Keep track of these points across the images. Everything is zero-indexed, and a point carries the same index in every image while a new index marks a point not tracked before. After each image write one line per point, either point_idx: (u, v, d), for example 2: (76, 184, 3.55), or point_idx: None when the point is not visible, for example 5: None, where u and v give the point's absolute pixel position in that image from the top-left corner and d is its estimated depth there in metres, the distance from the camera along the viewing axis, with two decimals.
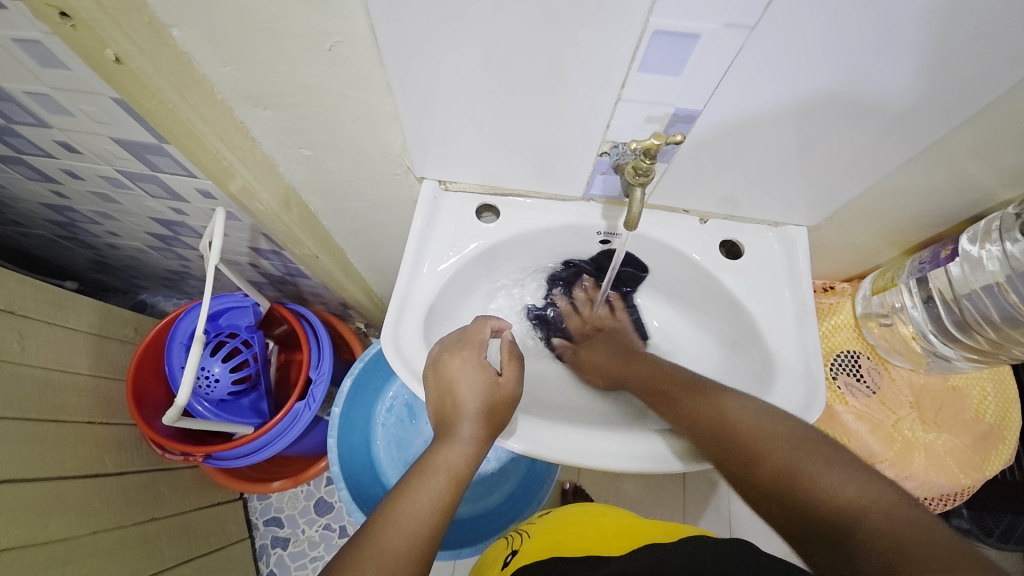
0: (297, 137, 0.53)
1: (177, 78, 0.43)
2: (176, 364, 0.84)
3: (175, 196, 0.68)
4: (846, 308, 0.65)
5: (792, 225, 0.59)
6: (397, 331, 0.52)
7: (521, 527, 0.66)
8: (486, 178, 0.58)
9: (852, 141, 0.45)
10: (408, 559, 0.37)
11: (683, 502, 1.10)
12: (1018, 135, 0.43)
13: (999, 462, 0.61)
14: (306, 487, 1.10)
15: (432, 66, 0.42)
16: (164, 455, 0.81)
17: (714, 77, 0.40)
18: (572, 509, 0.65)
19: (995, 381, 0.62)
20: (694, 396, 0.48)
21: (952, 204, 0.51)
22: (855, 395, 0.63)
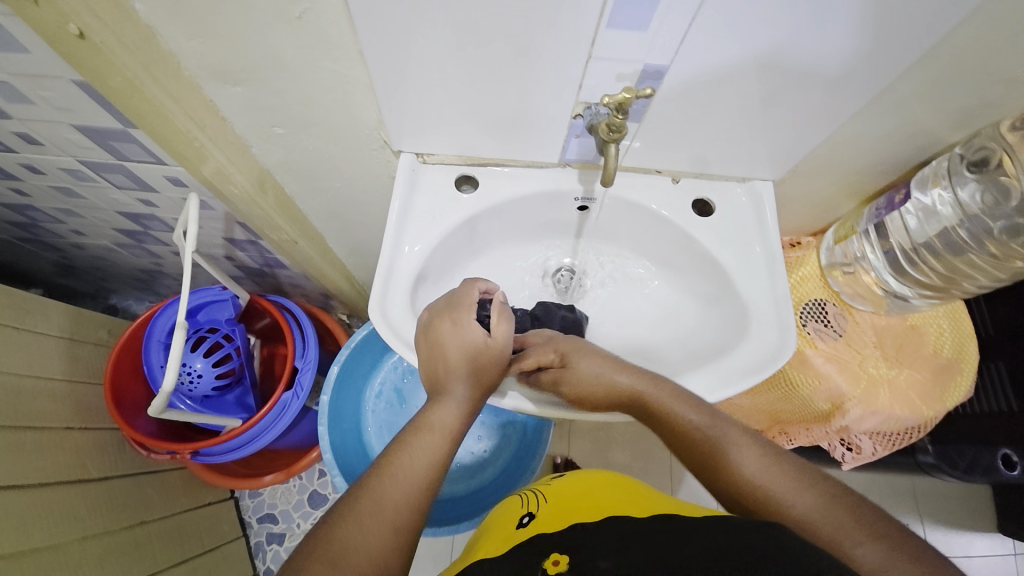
0: (270, 115, 0.53)
1: (141, 53, 0.43)
2: (155, 363, 0.82)
3: (144, 186, 0.67)
4: (811, 259, 0.69)
5: (758, 180, 0.62)
6: (384, 301, 0.53)
7: (536, 487, 0.70)
8: (463, 148, 0.58)
9: (811, 90, 0.48)
10: (405, 509, 0.39)
11: (669, 464, 1.14)
12: (959, 80, 0.46)
13: (958, 393, 0.66)
14: (298, 481, 1.10)
15: (403, 30, 0.42)
16: (149, 455, 0.80)
17: (678, 31, 0.41)
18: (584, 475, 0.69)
19: (951, 318, 0.67)
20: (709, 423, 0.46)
21: (904, 150, 0.55)
22: (823, 339, 0.66)
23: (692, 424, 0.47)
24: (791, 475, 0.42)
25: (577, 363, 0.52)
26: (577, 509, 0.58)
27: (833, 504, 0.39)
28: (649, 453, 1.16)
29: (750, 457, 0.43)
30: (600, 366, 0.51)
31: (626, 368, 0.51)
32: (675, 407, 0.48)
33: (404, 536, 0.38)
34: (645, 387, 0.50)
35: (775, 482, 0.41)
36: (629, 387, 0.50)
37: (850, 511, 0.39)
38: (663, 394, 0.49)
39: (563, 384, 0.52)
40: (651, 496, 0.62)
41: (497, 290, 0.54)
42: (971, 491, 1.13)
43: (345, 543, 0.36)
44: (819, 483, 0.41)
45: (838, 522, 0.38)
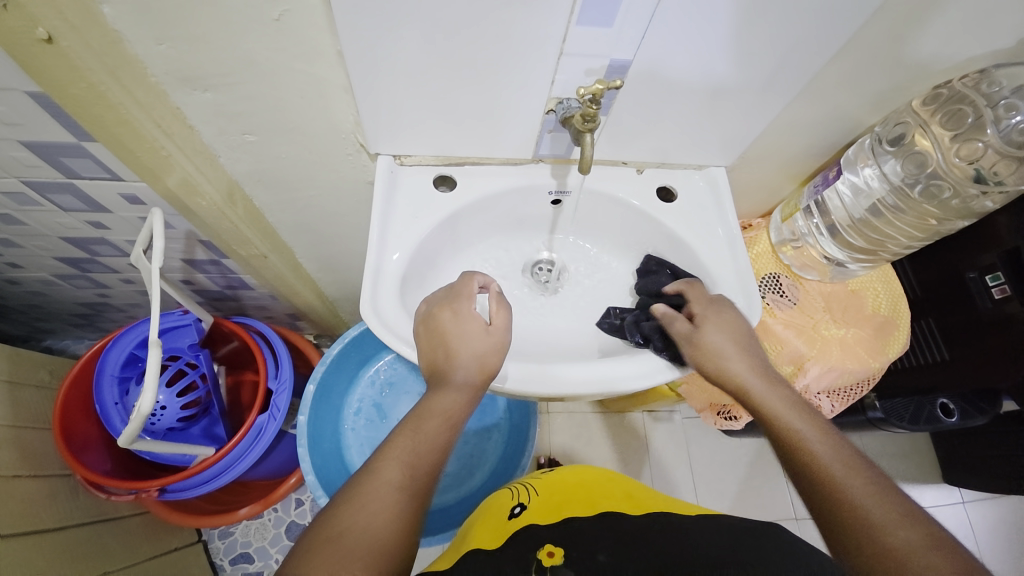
0: (240, 121, 0.52)
1: (108, 58, 0.41)
2: (109, 401, 0.76)
3: (96, 206, 0.63)
4: (763, 238, 0.76)
5: (713, 167, 0.67)
6: (376, 300, 0.53)
7: (526, 482, 0.71)
8: (440, 148, 0.60)
9: (752, 80, 0.53)
10: (411, 489, 0.42)
11: (647, 453, 1.19)
12: (873, 68, 0.53)
13: (898, 345, 0.73)
14: (274, 514, 1.04)
15: (385, 28, 0.43)
16: (110, 496, 0.73)
17: (640, 24, 0.45)
18: (575, 468, 0.72)
19: (883, 281, 0.75)
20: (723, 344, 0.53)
21: (834, 133, 0.62)
22: (781, 308, 0.73)
23: (796, 430, 0.47)
24: (894, 507, 0.40)
25: (706, 331, 0.53)
26: (573, 502, 0.61)
27: (940, 549, 0.37)
28: (628, 444, 1.20)
29: (853, 479, 0.42)
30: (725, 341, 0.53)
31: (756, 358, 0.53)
32: (785, 411, 0.49)
33: (409, 514, 0.41)
34: (758, 382, 0.51)
35: (846, 476, 0.43)
36: (704, 344, 0.53)
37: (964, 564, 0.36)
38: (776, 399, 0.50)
39: (689, 340, 0.54)
40: (640, 494, 0.64)
41: (495, 283, 0.54)
42: (914, 446, 1.25)
43: (349, 523, 0.39)
44: (926, 526, 0.39)
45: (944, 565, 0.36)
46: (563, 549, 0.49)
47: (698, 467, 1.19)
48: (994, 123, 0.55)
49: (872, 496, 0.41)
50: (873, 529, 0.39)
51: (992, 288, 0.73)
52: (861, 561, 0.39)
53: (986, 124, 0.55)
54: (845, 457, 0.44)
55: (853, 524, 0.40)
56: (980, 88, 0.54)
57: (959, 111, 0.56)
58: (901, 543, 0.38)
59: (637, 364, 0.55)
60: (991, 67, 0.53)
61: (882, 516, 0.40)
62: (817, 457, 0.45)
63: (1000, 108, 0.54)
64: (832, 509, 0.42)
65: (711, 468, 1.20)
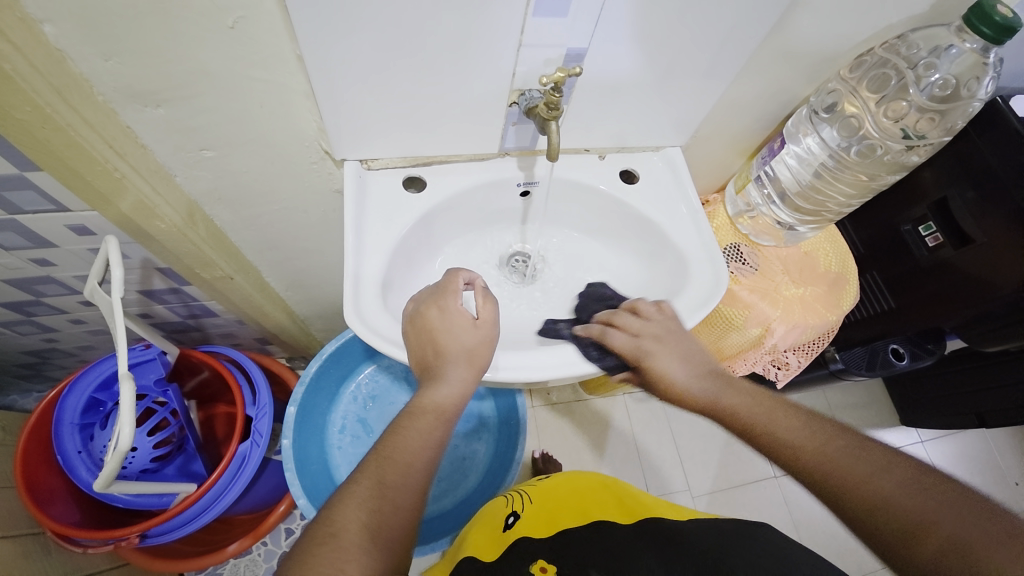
0: (196, 136, 0.50)
1: (54, 77, 0.40)
2: (71, 450, 0.71)
3: (42, 242, 0.60)
4: (720, 213, 0.80)
5: (670, 147, 0.71)
6: (358, 306, 0.53)
7: (521, 489, 0.73)
8: (407, 149, 0.60)
9: (699, 61, 0.56)
10: (407, 488, 0.43)
11: (631, 435, 1.23)
12: (804, 43, 0.58)
13: (850, 299, 0.78)
14: (263, 548, 0.99)
15: (337, 32, 0.43)
16: (86, 549, 0.68)
17: (592, 13, 0.47)
18: (566, 474, 0.73)
19: (831, 241, 0.81)
20: (682, 366, 0.53)
21: (773, 108, 0.67)
22: (744, 274, 0.77)
23: (771, 427, 0.46)
24: (880, 460, 0.42)
25: (652, 353, 0.54)
26: (565, 510, 0.62)
27: (916, 485, 0.40)
28: (611, 427, 1.23)
29: (841, 452, 0.43)
30: (679, 369, 0.53)
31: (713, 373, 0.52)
32: (749, 410, 0.48)
33: (406, 512, 0.42)
34: (721, 395, 0.50)
35: (834, 450, 0.43)
36: (664, 373, 0.53)
37: (941, 493, 0.39)
38: (742, 404, 0.49)
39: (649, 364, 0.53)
40: (636, 498, 0.64)
41: (479, 278, 0.54)
42: (871, 396, 1.35)
43: (345, 521, 0.39)
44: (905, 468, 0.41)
45: (926, 501, 0.38)
46: (555, 565, 0.51)
47: (680, 442, 1.24)
48: (915, 83, 0.60)
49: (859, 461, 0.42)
50: (853, 488, 0.40)
51: (926, 237, 0.80)
52: (884, 534, 0.39)
53: (909, 84, 0.60)
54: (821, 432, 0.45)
55: (864, 503, 0.40)
56: (900, 53, 0.59)
57: (883, 75, 0.61)
58: (899, 494, 0.39)
59: (555, 355, 0.55)
60: (908, 32, 0.59)
61: (877, 478, 0.41)
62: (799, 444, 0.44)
63: (920, 68, 0.59)
64: (808, 482, 0.43)
65: (692, 440, 1.25)
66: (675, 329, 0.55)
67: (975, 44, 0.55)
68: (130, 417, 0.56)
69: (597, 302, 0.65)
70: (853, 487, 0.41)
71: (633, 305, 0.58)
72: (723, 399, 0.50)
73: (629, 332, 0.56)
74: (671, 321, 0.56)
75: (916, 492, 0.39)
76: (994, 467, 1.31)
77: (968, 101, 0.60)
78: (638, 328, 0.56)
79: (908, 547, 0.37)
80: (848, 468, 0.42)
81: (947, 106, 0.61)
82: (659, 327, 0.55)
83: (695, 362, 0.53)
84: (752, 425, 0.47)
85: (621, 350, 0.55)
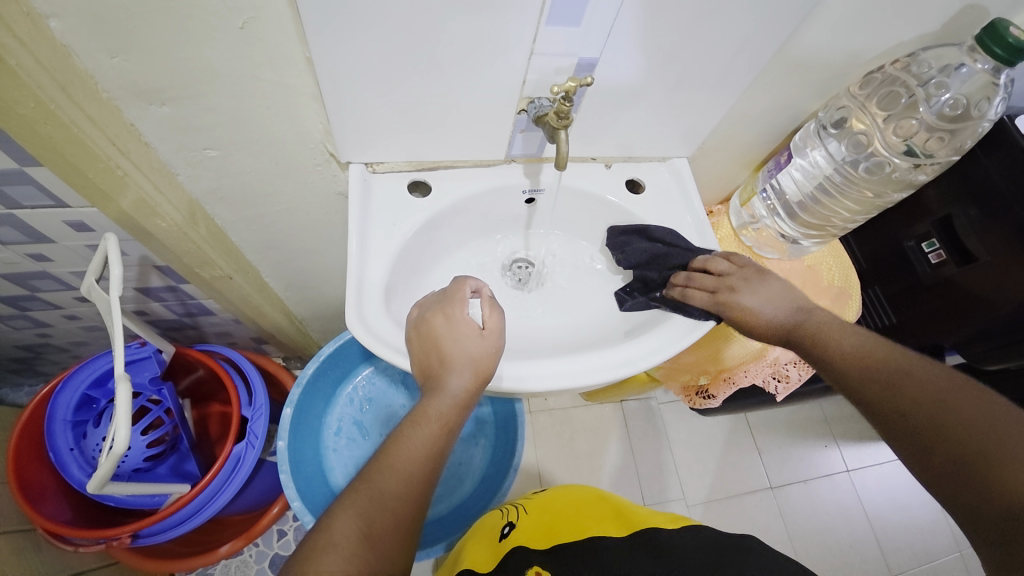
0: (200, 136, 0.49)
1: (58, 73, 0.39)
2: (63, 447, 0.70)
3: (39, 237, 0.59)
4: (725, 224, 0.80)
5: (676, 158, 0.70)
6: (361, 312, 0.52)
7: (515, 503, 0.73)
8: (412, 153, 0.60)
9: (709, 73, 0.56)
10: (405, 497, 0.42)
11: (628, 442, 1.23)
12: (816, 57, 0.57)
13: (852, 314, 0.78)
14: (255, 549, 0.98)
15: (347, 34, 0.43)
16: (77, 548, 0.68)
17: (606, 24, 0.47)
18: (559, 488, 0.73)
19: (834, 255, 0.81)
20: (765, 303, 0.56)
21: (781, 122, 0.67)
22: None
23: (835, 338, 0.51)
24: (927, 370, 0.45)
25: (735, 300, 0.56)
26: (560, 522, 0.62)
27: (961, 391, 0.43)
28: (608, 435, 1.23)
29: (893, 361, 0.47)
30: (764, 309, 0.55)
31: (795, 304, 0.55)
32: (821, 323, 0.53)
33: (403, 523, 0.42)
34: (800, 318, 0.54)
35: (884, 358, 0.48)
36: (744, 308, 0.55)
37: (996, 409, 0.41)
38: (816, 323, 0.53)
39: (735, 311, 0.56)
40: (633, 510, 0.64)
41: (487, 287, 0.54)
42: None
43: (341, 530, 0.39)
44: (954, 381, 0.44)
45: (972, 409, 0.42)
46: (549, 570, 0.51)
47: (677, 450, 1.24)
48: (925, 101, 0.60)
49: (909, 369, 0.46)
50: (897, 389, 0.45)
51: (929, 254, 0.80)
52: (916, 424, 0.43)
53: (919, 103, 0.61)
54: (879, 346, 0.49)
55: (901, 398, 0.45)
56: (911, 70, 0.59)
57: (892, 92, 0.61)
58: (939, 394, 0.43)
59: (573, 364, 0.55)
60: (919, 50, 0.58)
61: (924, 382, 0.45)
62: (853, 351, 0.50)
63: (930, 86, 0.59)
64: (859, 380, 0.48)
65: (688, 449, 1.25)
66: (753, 273, 0.58)
67: (986, 65, 0.55)
68: (125, 418, 0.55)
69: (655, 266, 0.62)
70: (899, 388, 0.45)
71: (704, 262, 0.59)
72: (811, 322, 0.53)
73: (707, 289, 0.57)
74: (744, 267, 0.58)
75: (967, 404, 0.42)
76: None
77: (978, 121, 0.61)
78: (716, 281, 0.57)
79: (936, 435, 0.42)
80: (903, 376, 0.46)
81: (957, 126, 0.62)
82: (735, 275, 0.58)
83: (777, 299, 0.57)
84: (817, 337, 0.52)
85: (708, 304, 0.57)
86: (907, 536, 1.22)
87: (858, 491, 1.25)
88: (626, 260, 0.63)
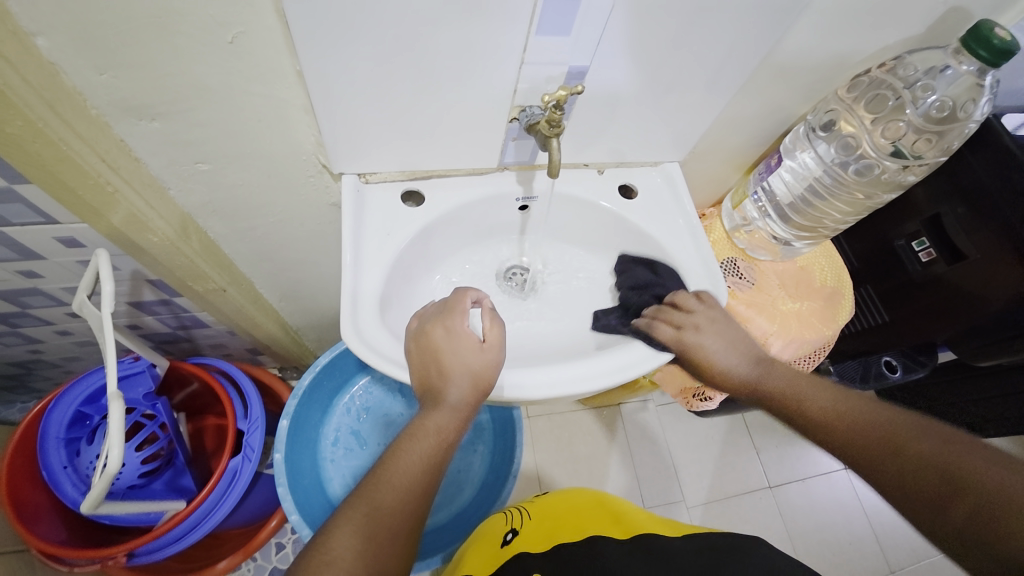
0: (191, 150, 0.49)
1: (47, 91, 0.39)
2: (57, 465, 0.69)
3: (29, 254, 0.58)
4: (717, 226, 0.81)
5: (668, 162, 0.71)
6: (356, 323, 0.52)
7: (521, 506, 0.72)
8: (405, 163, 0.60)
9: (698, 79, 0.57)
10: (403, 512, 0.42)
11: (627, 445, 1.23)
12: (803, 61, 0.58)
13: (846, 314, 0.78)
14: (253, 562, 0.97)
15: (337, 47, 0.43)
16: (72, 568, 0.66)
17: (596, 31, 0.47)
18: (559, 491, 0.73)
19: (826, 255, 0.81)
20: (730, 353, 0.58)
21: (770, 125, 0.68)
22: (741, 289, 0.76)
23: (808, 399, 0.53)
24: (907, 420, 0.47)
25: (695, 338, 0.57)
26: (560, 526, 0.62)
27: (948, 441, 0.44)
28: (606, 438, 1.23)
29: (873, 415, 0.49)
30: (722, 355, 0.57)
31: (756, 358, 0.58)
32: (791, 386, 0.55)
33: (402, 537, 0.42)
34: (761, 374, 0.57)
35: (863, 412, 0.49)
36: (704, 349, 0.57)
37: (987, 457, 0.42)
38: (781, 382, 0.55)
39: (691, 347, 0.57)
40: (632, 515, 0.63)
41: (488, 298, 0.54)
42: None
43: (340, 547, 0.39)
44: (932, 429, 0.46)
45: (965, 459, 0.43)
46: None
47: (675, 452, 1.24)
48: (912, 103, 0.61)
49: (889, 421, 0.47)
50: (892, 446, 0.46)
51: (919, 252, 0.81)
52: (918, 482, 0.43)
53: (906, 106, 0.62)
54: (852, 402, 0.51)
55: (896, 453, 0.45)
56: (897, 74, 0.61)
57: (879, 95, 0.62)
58: (929, 445, 0.44)
59: (571, 370, 0.54)
60: (905, 54, 0.60)
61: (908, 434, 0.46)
62: (831, 411, 0.51)
63: (917, 88, 0.60)
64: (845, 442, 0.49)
65: (687, 451, 1.25)
66: (720, 317, 0.58)
67: (971, 67, 0.57)
68: (118, 437, 0.54)
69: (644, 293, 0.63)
70: (886, 447, 0.46)
71: (676, 297, 0.60)
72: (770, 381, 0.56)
73: (675, 324, 0.58)
74: (713, 308, 0.59)
75: (969, 463, 0.42)
76: None
77: (965, 122, 0.62)
78: (683, 317, 0.58)
79: (940, 491, 0.42)
80: (889, 434, 0.46)
81: (944, 128, 0.62)
82: (703, 315, 0.58)
83: (736, 348, 0.58)
84: (793, 400, 0.54)
85: (668, 339, 0.57)
86: (905, 532, 1.23)
87: (856, 487, 1.26)
88: (623, 284, 0.66)
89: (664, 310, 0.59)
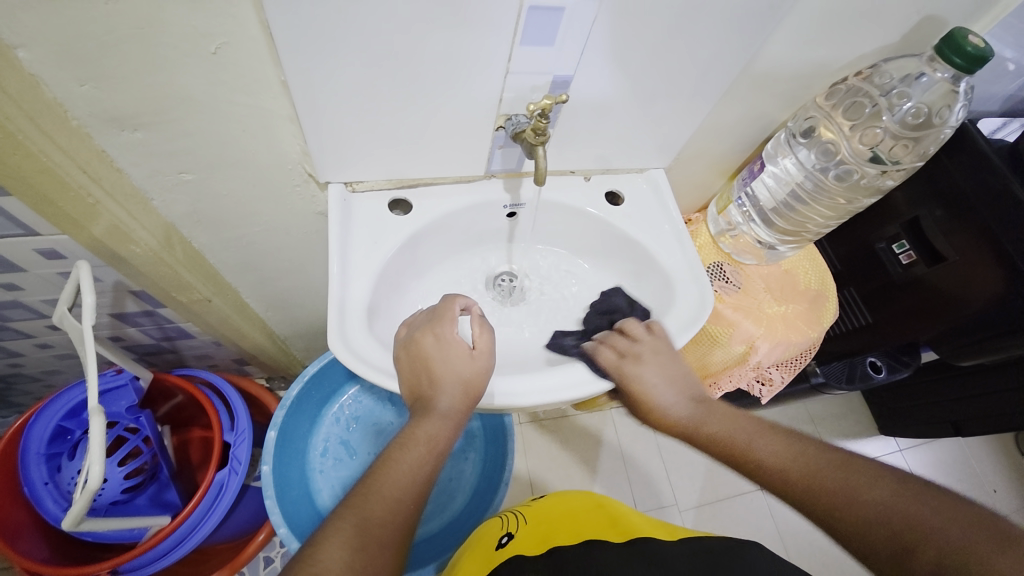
0: (175, 160, 0.49)
1: (25, 103, 0.38)
2: (38, 481, 0.67)
3: (7, 267, 0.57)
4: (703, 231, 0.82)
5: (653, 169, 0.71)
6: (343, 332, 0.52)
7: (516, 509, 0.72)
8: (392, 171, 0.60)
9: (681, 87, 0.58)
10: (393, 522, 0.42)
11: (618, 449, 1.23)
12: (783, 69, 0.59)
13: (830, 316, 0.79)
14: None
15: (321, 57, 0.43)
16: None
17: (579, 40, 0.48)
18: (552, 496, 0.73)
19: (809, 259, 0.82)
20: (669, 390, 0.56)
21: (752, 131, 0.69)
22: (728, 293, 0.77)
23: (758, 450, 0.49)
24: (858, 471, 0.45)
25: (637, 365, 0.56)
26: (556, 530, 0.61)
27: (902, 492, 0.42)
28: (597, 443, 1.23)
29: (828, 466, 0.46)
30: (660, 390, 0.55)
31: (694, 398, 0.55)
32: (733, 432, 0.51)
33: (391, 549, 0.41)
34: (703, 413, 0.53)
35: (816, 463, 0.46)
36: (640, 381, 0.55)
37: (940, 510, 0.41)
38: (722, 427, 0.52)
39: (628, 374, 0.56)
40: (628, 518, 0.63)
41: (476, 305, 0.54)
42: (850, 406, 1.39)
43: (326, 558, 0.38)
44: (883, 479, 0.44)
45: (924, 514, 0.41)
46: None
47: (667, 456, 1.24)
48: (888, 110, 0.63)
49: (844, 474, 0.45)
50: (850, 500, 0.43)
51: (900, 255, 0.82)
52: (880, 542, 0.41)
53: (882, 112, 0.63)
54: (802, 452, 0.47)
55: (859, 511, 0.42)
56: (873, 81, 0.62)
57: (857, 102, 0.64)
58: (887, 501, 0.42)
59: (560, 377, 0.54)
60: (880, 62, 0.61)
61: (864, 489, 0.43)
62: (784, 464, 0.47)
63: (893, 96, 0.62)
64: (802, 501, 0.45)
65: (678, 454, 1.25)
66: (665, 349, 0.58)
67: (946, 74, 0.58)
68: (99, 452, 0.53)
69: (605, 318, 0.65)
70: (842, 507, 0.43)
71: (623, 325, 0.60)
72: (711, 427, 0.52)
73: (619, 350, 0.58)
74: (657, 339, 0.58)
75: (931, 520, 0.40)
76: (972, 475, 1.34)
77: (941, 128, 0.63)
78: (627, 346, 0.58)
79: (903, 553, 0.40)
80: (845, 493, 0.43)
81: (921, 133, 0.64)
82: (647, 346, 0.58)
83: (676, 383, 0.56)
84: (742, 448, 0.49)
85: (605, 365, 0.56)
86: None
87: None
88: (592, 310, 0.67)
89: (613, 338, 0.59)
